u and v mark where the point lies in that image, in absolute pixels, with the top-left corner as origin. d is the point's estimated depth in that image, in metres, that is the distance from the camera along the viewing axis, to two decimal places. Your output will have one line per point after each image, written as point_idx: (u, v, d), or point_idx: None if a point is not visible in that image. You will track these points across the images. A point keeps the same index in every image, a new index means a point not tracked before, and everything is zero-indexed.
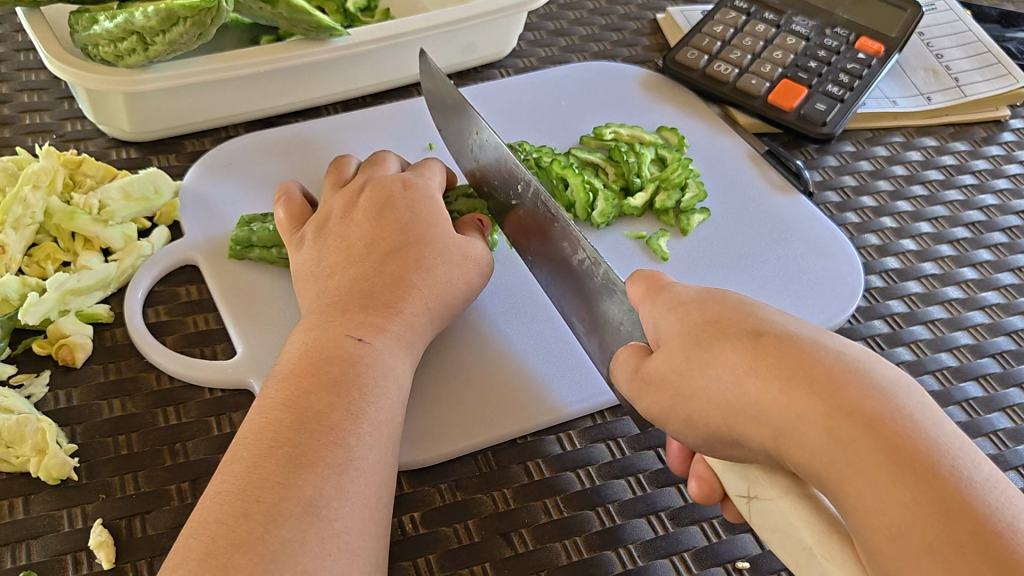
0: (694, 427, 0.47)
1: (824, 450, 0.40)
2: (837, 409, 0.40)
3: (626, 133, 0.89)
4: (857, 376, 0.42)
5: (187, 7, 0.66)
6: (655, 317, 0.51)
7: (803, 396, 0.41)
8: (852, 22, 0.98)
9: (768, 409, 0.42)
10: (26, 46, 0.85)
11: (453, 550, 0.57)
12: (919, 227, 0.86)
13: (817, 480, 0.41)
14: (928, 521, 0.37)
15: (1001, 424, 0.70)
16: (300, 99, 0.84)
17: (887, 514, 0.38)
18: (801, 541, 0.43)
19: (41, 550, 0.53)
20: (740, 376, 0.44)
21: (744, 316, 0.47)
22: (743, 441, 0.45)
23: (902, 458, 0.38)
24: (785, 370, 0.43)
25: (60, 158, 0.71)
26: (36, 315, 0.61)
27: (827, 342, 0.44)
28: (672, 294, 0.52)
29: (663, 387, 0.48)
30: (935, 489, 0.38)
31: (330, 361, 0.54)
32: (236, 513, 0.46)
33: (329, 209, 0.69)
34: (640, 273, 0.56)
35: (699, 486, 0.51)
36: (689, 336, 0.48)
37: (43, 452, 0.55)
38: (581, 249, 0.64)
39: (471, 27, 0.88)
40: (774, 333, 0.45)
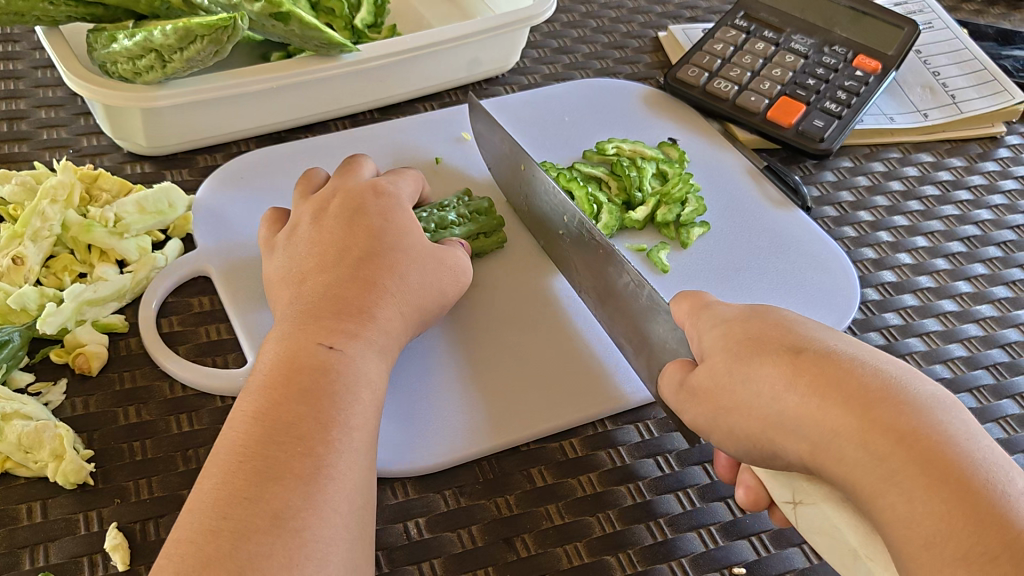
0: (734, 437, 0.50)
1: (862, 463, 0.43)
2: (896, 439, 0.42)
3: (627, 149, 0.90)
4: (986, 481, 0.41)
5: (204, 26, 0.68)
6: (703, 334, 0.55)
7: (842, 412, 0.44)
8: (850, 40, 1.00)
9: (828, 436, 0.44)
10: (44, 64, 0.88)
11: (457, 554, 0.58)
12: (915, 241, 0.88)
13: (824, 459, 0.45)
14: (958, 530, 0.40)
15: (994, 435, 0.71)
16: (310, 114, 0.86)
17: (921, 524, 0.41)
18: (845, 543, 0.47)
19: (59, 552, 0.54)
20: (782, 393, 0.47)
21: (785, 334, 0.50)
22: (784, 453, 0.48)
23: (936, 471, 0.41)
24: (912, 464, 0.42)
25: (77, 172, 0.72)
26: (54, 325, 0.63)
27: (870, 362, 0.47)
28: (715, 313, 0.56)
29: (706, 399, 0.52)
30: (967, 499, 0.40)
31: (302, 370, 0.55)
32: (204, 531, 0.47)
33: (302, 215, 0.70)
34: (687, 294, 0.60)
35: (747, 493, 0.56)
36: (808, 398, 0.46)
37: (60, 458, 0.57)
38: (626, 273, 0.68)
39: (475, 44, 0.90)
40: (813, 351, 0.48)
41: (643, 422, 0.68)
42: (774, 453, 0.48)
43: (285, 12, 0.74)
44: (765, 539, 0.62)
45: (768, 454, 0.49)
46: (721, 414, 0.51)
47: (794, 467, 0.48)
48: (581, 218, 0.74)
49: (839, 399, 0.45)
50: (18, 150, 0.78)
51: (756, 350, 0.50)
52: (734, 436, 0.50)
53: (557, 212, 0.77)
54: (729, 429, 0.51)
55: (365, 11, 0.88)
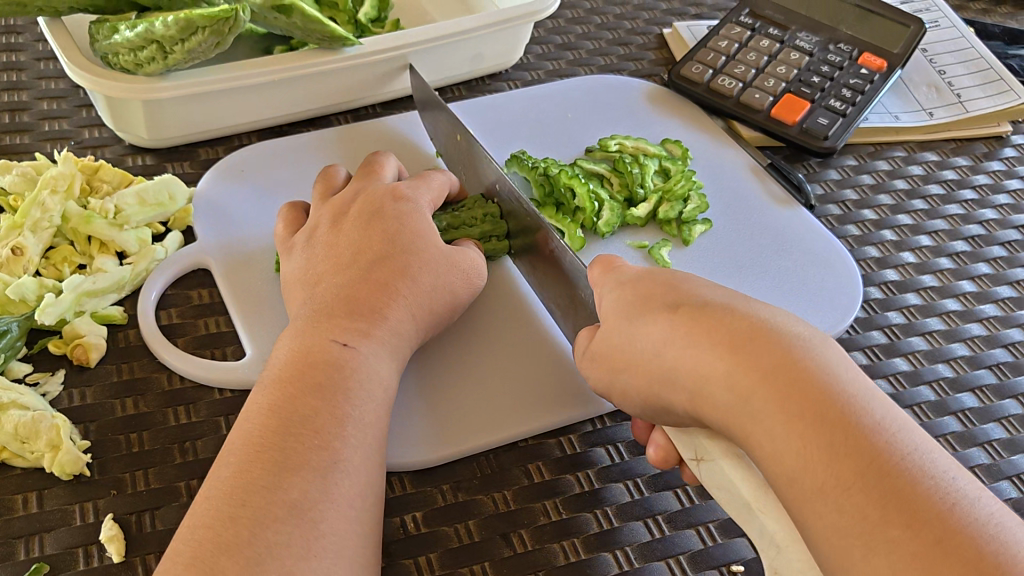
0: (671, 411, 0.51)
1: (783, 447, 0.43)
2: (822, 426, 0.43)
3: (630, 145, 0.90)
4: (851, 413, 0.43)
5: (206, 17, 0.68)
6: (607, 294, 0.58)
7: (770, 397, 0.45)
8: (856, 38, 0.99)
9: (756, 419, 0.45)
10: (46, 55, 0.88)
11: (453, 549, 0.58)
12: (918, 240, 0.88)
13: (748, 445, 0.46)
14: (868, 513, 0.40)
15: (996, 435, 0.71)
16: (312, 108, 0.86)
17: (832, 506, 0.41)
18: (741, 496, 0.47)
19: (54, 543, 0.54)
20: (714, 373, 0.47)
21: (723, 310, 0.50)
22: (713, 432, 0.48)
23: (850, 456, 0.42)
24: (781, 401, 0.44)
25: (78, 164, 0.73)
26: (52, 315, 0.63)
27: (810, 349, 0.47)
28: (621, 274, 0.59)
29: (642, 373, 0.52)
30: (877, 484, 0.41)
31: (316, 367, 0.55)
32: (223, 518, 0.47)
33: (320, 217, 0.70)
34: (608, 273, 0.59)
35: (657, 451, 0.56)
36: (695, 351, 0.49)
37: (57, 448, 0.57)
38: (551, 241, 0.70)
39: (478, 39, 0.90)
40: (752, 331, 0.48)
41: None
42: (704, 431, 0.49)
43: (288, 4, 0.74)
44: None
45: (660, 406, 0.52)
46: (658, 386, 0.51)
47: (684, 417, 0.51)
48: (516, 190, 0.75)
49: (771, 385, 0.45)
50: (19, 142, 0.78)
51: (653, 310, 0.53)
52: (636, 393, 0.53)
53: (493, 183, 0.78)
54: (666, 404, 0.51)
55: (369, 6, 0.88)
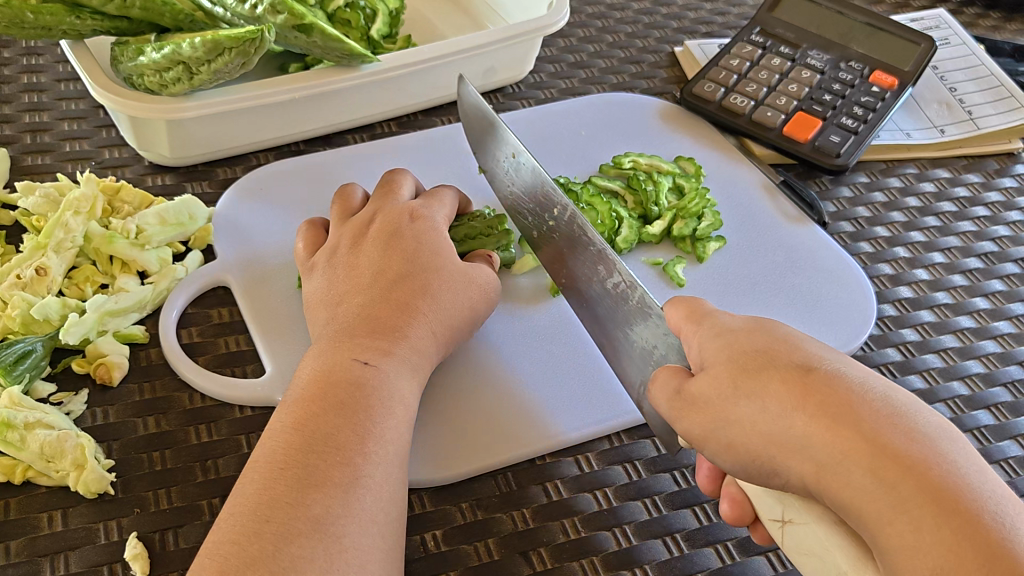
0: (734, 451, 0.48)
1: (871, 490, 0.41)
2: (898, 465, 0.41)
3: (644, 162, 0.90)
4: (957, 479, 0.41)
5: (232, 38, 0.69)
6: (702, 342, 0.52)
7: (837, 435, 0.43)
8: (867, 56, 1.00)
9: (838, 460, 0.42)
10: (67, 77, 0.89)
11: (473, 567, 0.59)
12: (931, 257, 0.88)
13: (832, 493, 0.43)
14: (968, 570, 0.38)
15: (1011, 452, 0.71)
16: (329, 124, 0.87)
17: (930, 559, 0.39)
18: (835, 566, 0.46)
19: (79, 560, 0.55)
20: (789, 413, 0.45)
21: (784, 350, 0.48)
22: (785, 473, 0.46)
23: (931, 503, 0.40)
24: (920, 495, 0.40)
25: (100, 185, 0.73)
26: (76, 335, 0.64)
27: (859, 381, 0.45)
28: (718, 323, 0.53)
29: (704, 411, 0.49)
30: (969, 537, 0.39)
31: (338, 386, 0.56)
32: (247, 533, 0.48)
33: (340, 238, 0.71)
34: (681, 298, 0.56)
35: (732, 506, 0.57)
36: (817, 419, 0.44)
37: (82, 467, 0.58)
38: (617, 273, 0.67)
39: (491, 53, 0.91)
40: (822, 368, 0.46)
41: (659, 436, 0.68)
42: (774, 472, 0.46)
43: (309, 23, 0.75)
44: (781, 556, 0.62)
45: (768, 472, 0.46)
46: (719, 426, 0.48)
47: (796, 487, 0.46)
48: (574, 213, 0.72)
49: (843, 423, 0.43)
50: (41, 162, 0.79)
51: (751, 354, 0.48)
52: (733, 450, 0.48)
53: (544, 207, 0.75)
54: (727, 443, 0.48)
55: (381, 22, 0.88)
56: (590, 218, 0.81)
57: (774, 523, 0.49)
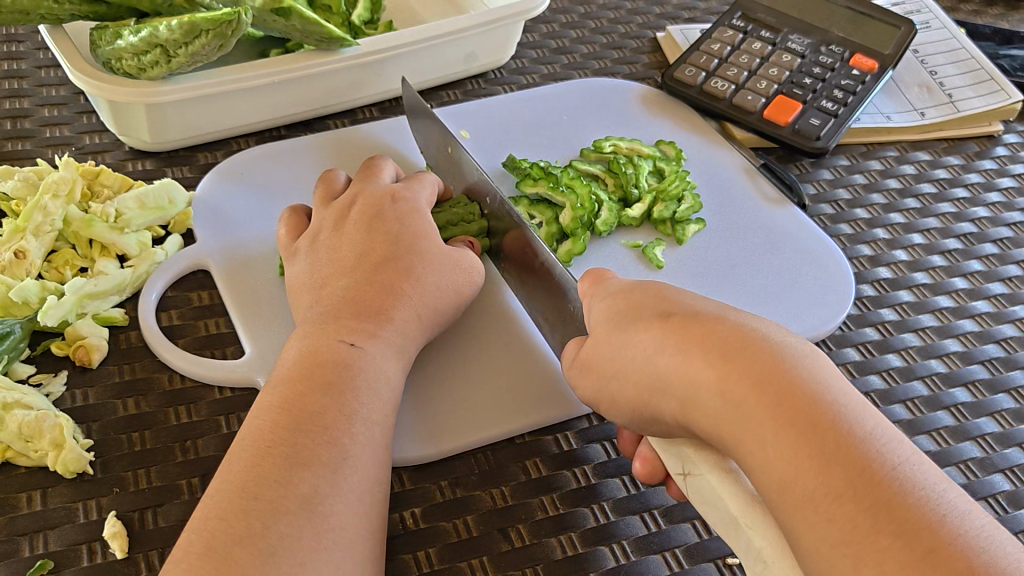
0: (620, 402, 0.52)
1: (720, 409, 0.44)
2: (749, 381, 0.44)
3: (625, 147, 0.91)
4: (806, 387, 0.43)
5: (209, 20, 0.69)
6: (593, 309, 0.57)
7: (693, 364, 0.46)
8: (847, 39, 1.00)
9: (691, 387, 0.46)
10: (47, 64, 0.89)
11: (453, 544, 0.59)
12: (911, 238, 0.89)
13: (695, 423, 0.46)
14: (807, 468, 0.40)
15: (989, 429, 0.71)
16: (309, 110, 0.87)
17: (774, 463, 0.42)
18: (729, 513, 0.47)
19: (58, 539, 0.55)
20: (651, 353, 0.49)
21: (660, 300, 0.52)
22: (657, 409, 0.49)
23: (776, 412, 0.42)
24: (765, 406, 0.43)
25: (79, 169, 0.74)
26: (55, 318, 0.64)
27: (716, 315, 0.49)
28: (609, 286, 0.58)
29: (595, 373, 0.54)
30: (810, 437, 0.41)
31: (325, 365, 0.56)
32: (234, 510, 0.48)
33: (322, 221, 0.71)
34: (589, 271, 0.61)
35: (644, 465, 0.57)
36: (674, 354, 0.47)
37: (60, 446, 0.58)
38: (541, 253, 0.69)
39: (471, 38, 0.91)
40: (683, 311, 0.50)
41: None
42: (651, 411, 0.50)
43: (287, 7, 0.75)
44: None
45: (650, 418, 0.50)
46: (608, 383, 0.53)
47: (673, 426, 0.49)
48: (504, 201, 0.74)
49: (698, 352, 0.46)
50: (21, 148, 0.79)
51: (633, 311, 0.53)
52: (621, 403, 0.52)
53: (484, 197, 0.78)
54: (616, 396, 0.52)
55: (362, 7, 0.89)
56: (570, 201, 0.82)
57: (678, 477, 0.50)
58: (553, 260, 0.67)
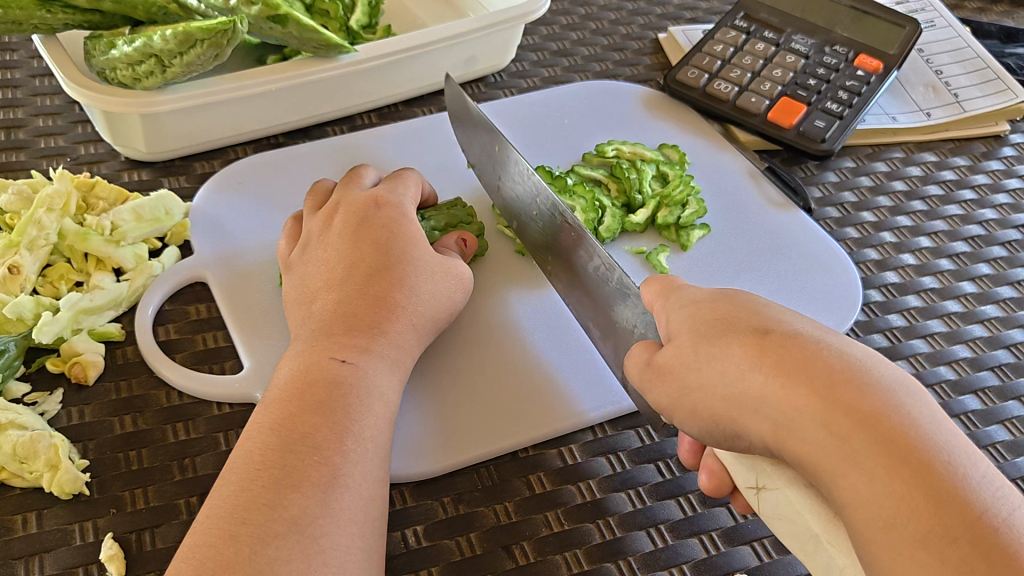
0: (696, 416, 0.49)
1: (822, 443, 0.42)
2: (856, 420, 0.41)
3: (627, 150, 0.90)
4: (912, 427, 0.41)
5: (203, 30, 0.68)
6: (668, 316, 0.53)
7: (793, 394, 0.43)
8: (851, 39, 0.99)
9: (790, 417, 0.43)
10: (41, 72, 0.88)
11: (456, 562, 0.58)
12: (918, 241, 0.87)
13: (789, 453, 0.44)
14: (922, 516, 0.38)
15: (999, 437, 0.70)
16: (305, 116, 0.86)
17: (883, 506, 0.39)
18: (808, 529, 0.46)
19: (53, 563, 0.54)
20: (745, 374, 0.46)
21: (752, 314, 0.49)
22: (747, 434, 0.46)
23: (889, 452, 0.40)
24: (871, 447, 0.40)
25: (74, 181, 0.72)
26: (50, 334, 0.63)
27: (822, 341, 0.46)
28: (684, 294, 0.54)
29: (671, 380, 0.50)
30: (925, 481, 0.39)
31: (315, 385, 0.55)
32: (224, 535, 0.47)
33: (310, 229, 0.70)
34: (655, 276, 0.57)
35: (710, 478, 0.57)
36: (772, 378, 0.44)
37: (56, 468, 0.57)
38: (597, 257, 0.67)
39: (471, 41, 0.90)
40: (779, 331, 0.47)
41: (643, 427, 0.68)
42: (736, 434, 0.47)
43: (283, 14, 0.74)
44: (767, 545, 0.61)
45: (730, 434, 0.47)
46: (684, 394, 0.49)
47: (757, 449, 0.46)
48: (551, 202, 0.72)
49: (801, 380, 0.43)
50: (15, 159, 0.78)
51: (723, 319, 0.49)
52: (696, 416, 0.49)
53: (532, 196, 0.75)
54: (690, 410, 0.49)
55: (360, 12, 0.88)
56: (578, 205, 0.80)
57: (750, 491, 0.49)
58: (611, 262, 0.65)
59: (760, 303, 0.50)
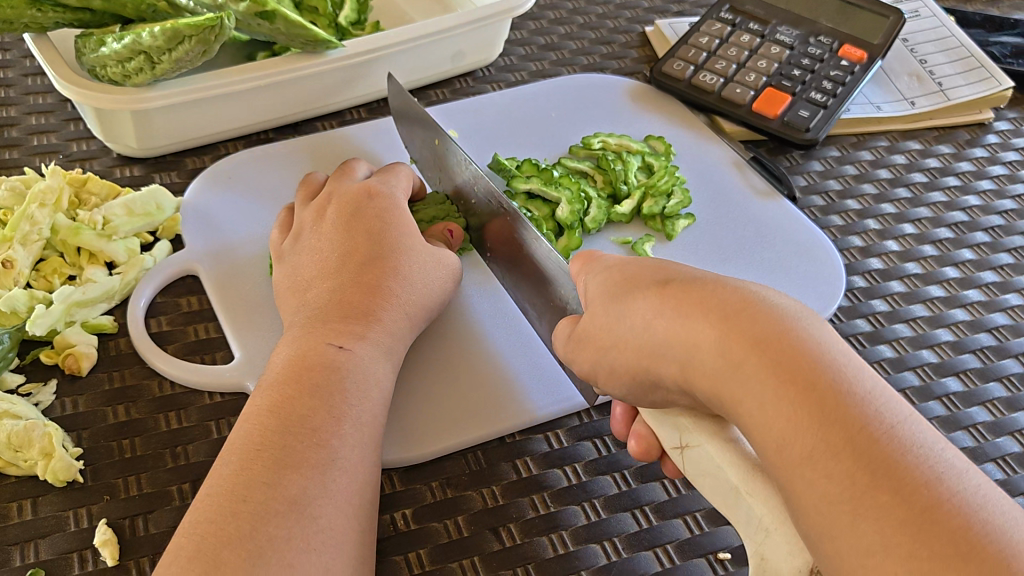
0: (621, 374, 0.51)
1: (720, 374, 0.43)
2: (748, 346, 0.42)
3: (613, 143, 0.91)
4: (804, 349, 0.42)
5: (191, 26, 0.69)
6: (590, 281, 0.56)
7: (693, 331, 0.45)
8: (835, 30, 1.00)
9: (690, 352, 0.45)
10: (34, 72, 0.89)
11: (443, 544, 0.59)
12: (902, 228, 0.89)
13: (699, 391, 0.45)
14: (809, 430, 0.39)
15: (981, 418, 0.71)
16: (295, 112, 0.87)
17: (776, 427, 0.41)
18: (729, 481, 0.46)
19: (49, 548, 0.55)
20: (649, 320, 0.48)
21: (659, 270, 0.51)
22: (661, 377, 0.48)
23: (780, 375, 0.41)
24: (763, 371, 0.42)
25: (66, 177, 0.74)
26: (43, 327, 0.64)
27: (723, 280, 0.47)
28: (604, 263, 0.56)
29: (596, 345, 0.53)
30: (811, 398, 0.40)
31: (312, 368, 0.56)
32: (225, 513, 0.48)
33: (302, 219, 0.72)
34: (579, 253, 0.59)
35: (638, 442, 0.56)
36: (672, 319, 0.46)
37: (50, 456, 0.58)
38: (532, 239, 0.69)
39: (458, 36, 0.91)
40: (681, 279, 0.49)
41: None
42: (653, 380, 0.49)
43: (271, 11, 0.75)
44: None
45: (648, 384, 0.49)
46: (608, 355, 0.52)
47: (674, 392, 0.48)
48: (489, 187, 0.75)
49: (697, 316, 0.45)
50: (9, 157, 0.79)
51: (637, 278, 0.51)
52: (621, 372, 0.51)
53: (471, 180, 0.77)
54: (616, 369, 0.52)
55: (349, 8, 0.89)
56: (564, 196, 0.81)
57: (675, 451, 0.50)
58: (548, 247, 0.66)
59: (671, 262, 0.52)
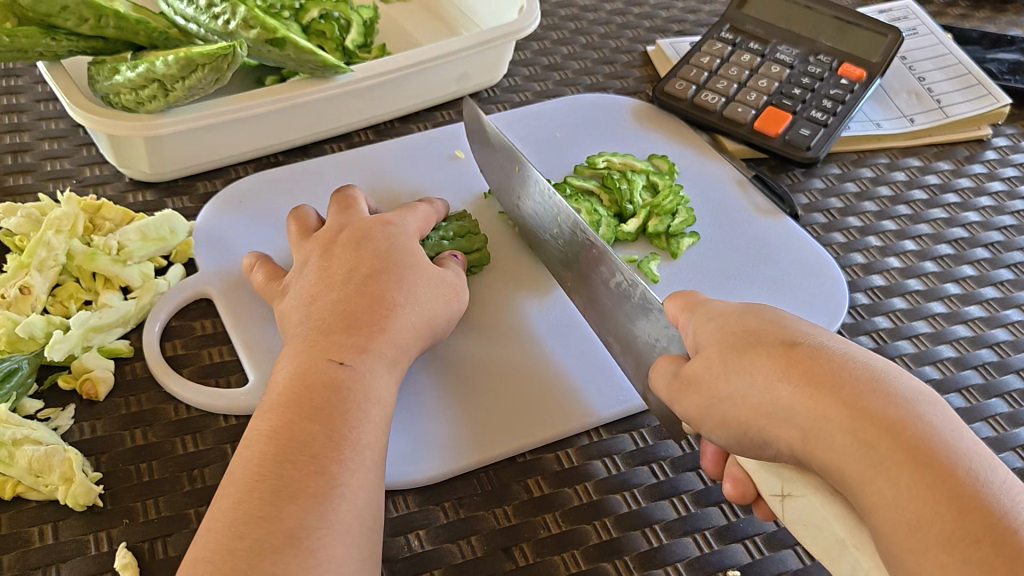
0: (726, 427, 0.52)
1: (850, 450, 0.44)
2: (882, 427, 0.44)
3: (617, 162, 0.92)
4: (934, 435, 0.43)
5: (204, 55, 0.70)
6: (696, 328, 0.57)
7: (821, 403, 0.46)
8: (835, 48, 1.01)
9: (818, 424, 0.46)
10: (46, 97, 0.90)
11: (458, 565, 0.60)
12: (903, 245, 0.90)
13: (817, 461, 0.46)
14: (941, 517, 0.41)
15: (984, 433, 0.72)
16: (304, 135, 0.88)
17: (905, 509, 0.42)
18: (831, 534, 0.48)
19: (70, 572, 0.56)
20: (773, 383, 0.49)
21: (779, 330, 0.52)
22: (775, 443, 0.49)
23: (913, 458, 0.42)
24: (897, 452, 0.43)
25: (81, 203, 0.75)
26: (60, 352, 0.65)
27: (850, 354, 0.49)
28: (710, 309, 0.58)
29: (699, 391, 0.53)
30: (941, 485, 0.41)
31: (313, 390, 0.57)
32: (223, 549, 0.49)
33: (309, 252, 0.71)
34: (679, 294, 0.62)
35: (735, 485, 0.57)
36: (800, 388, 0.47)
37: (70, 480, 0.59)
38: (618, 272, 0.70)
39: (465, 58, 0.93)
40: (806, 343, 0.50)
41: (637, 430, 0.70)
42: (764, 442, 0.50)
43: (281, 37, 0.77)
44: (758, 542, 0.63)
45: (759, 443, 0.50)
46: (715, 402, 0.52)
47: (783, 457, 0.49)
48: (574, 218, 0.76)
49: (828, 390, 0.46)
50: (23, 183, 0.81)
51: (751, 334, 0.52)
52: (726, 425, 0.52)
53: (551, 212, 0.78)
54: (719, 421, 0.52)
55: (355, 32, 0.90)
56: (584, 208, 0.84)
57: (773, 498, 0.51)
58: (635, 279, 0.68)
59: (782, 319, 0.54)
